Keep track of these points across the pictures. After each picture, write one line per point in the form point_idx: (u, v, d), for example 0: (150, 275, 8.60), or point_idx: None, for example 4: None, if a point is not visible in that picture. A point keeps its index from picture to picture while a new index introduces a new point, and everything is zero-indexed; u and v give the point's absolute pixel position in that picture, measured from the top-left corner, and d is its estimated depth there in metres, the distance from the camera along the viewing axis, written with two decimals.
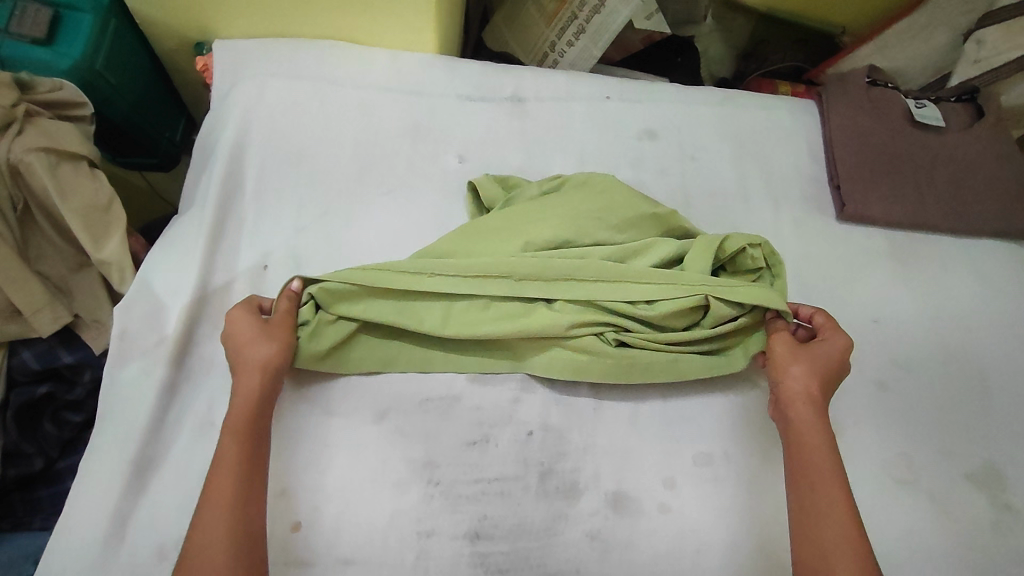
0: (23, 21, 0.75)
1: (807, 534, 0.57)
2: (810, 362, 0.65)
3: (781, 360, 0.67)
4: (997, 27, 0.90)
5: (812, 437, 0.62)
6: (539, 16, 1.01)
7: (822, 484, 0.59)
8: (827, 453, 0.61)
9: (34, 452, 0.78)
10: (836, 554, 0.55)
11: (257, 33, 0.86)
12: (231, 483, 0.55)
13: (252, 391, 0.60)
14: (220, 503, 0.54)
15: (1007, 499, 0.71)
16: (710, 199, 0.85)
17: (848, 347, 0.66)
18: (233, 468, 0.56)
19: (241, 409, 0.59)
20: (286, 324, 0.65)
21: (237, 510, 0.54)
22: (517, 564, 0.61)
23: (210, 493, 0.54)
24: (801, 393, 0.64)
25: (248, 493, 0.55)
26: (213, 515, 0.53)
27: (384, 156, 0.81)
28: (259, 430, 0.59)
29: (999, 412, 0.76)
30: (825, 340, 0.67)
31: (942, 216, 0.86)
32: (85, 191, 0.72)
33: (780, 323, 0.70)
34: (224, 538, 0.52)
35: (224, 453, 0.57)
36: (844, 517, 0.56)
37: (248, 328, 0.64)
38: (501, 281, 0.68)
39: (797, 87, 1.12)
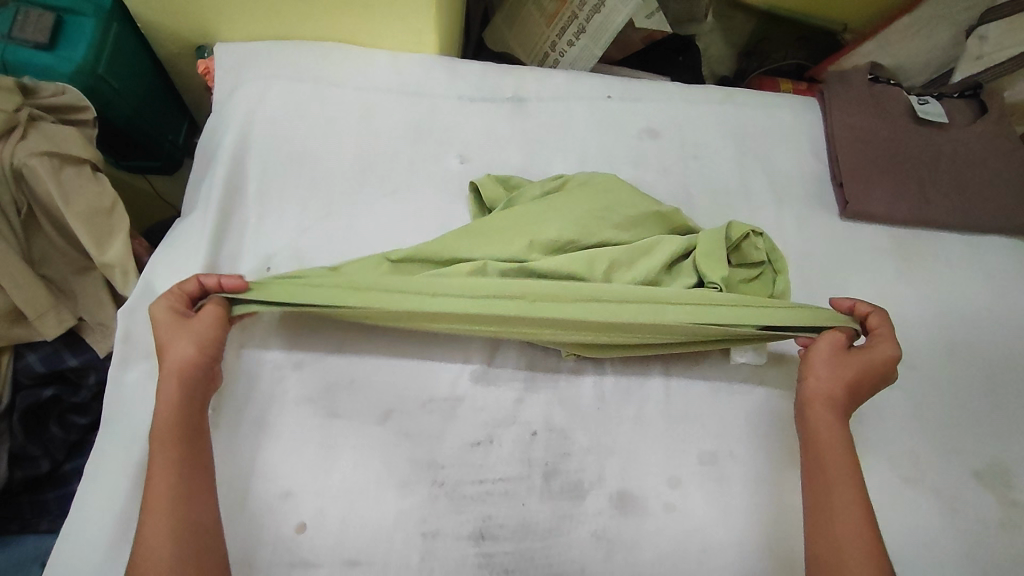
0: (26, 27, 0.75)
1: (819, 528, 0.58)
2: (846, 365, 0.65)
3: (815, 359, 0.66)
4: (1001, 22, 0.91)
5: (831, 435, 0.62)
6: (539, 16, 1.02)
7: (836, 482, 0.59)
8: (845, 454, 0.61)
9: (41, 454, 0.78)
10: (846, 551, 0.55)
11: (258, 36, 0.86)
12: (163, 493, 0.55)
13: (173, 393, 0.59)
14: (157, 514, 0.54)
15: (1014, 497, 0.71)
16: (712, 197, 0.85)
17: (895, 358, 0.65)
18: (166, 477, 0.56)
19: (166, 412, 0.58)
20: (211, 320, 0.63)
21: (179, 518, 0.54)
22: (522, 564, 0.61)
23: (148, 505, 0.55)
24: (826, 393, 0.64)
25: (184, 502, 0.55)
26: (153, 527, 0.54)
27: (385, 157, 0.81)
28: (187, 430, 0.58)
29: (1004, 409, 0.76)
30: (876, 348, 0.66)
31: (945, 212, 0.85)
32: (87, 195, 0.72)
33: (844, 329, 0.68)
34: (165, 547, 0.53)
35: (154, 460, 0.56)
36: (857, 515, 0.57)
37: (170, 330, 0.62)
38: (511, 300, 0.66)
39: (799, 85, 1.12)
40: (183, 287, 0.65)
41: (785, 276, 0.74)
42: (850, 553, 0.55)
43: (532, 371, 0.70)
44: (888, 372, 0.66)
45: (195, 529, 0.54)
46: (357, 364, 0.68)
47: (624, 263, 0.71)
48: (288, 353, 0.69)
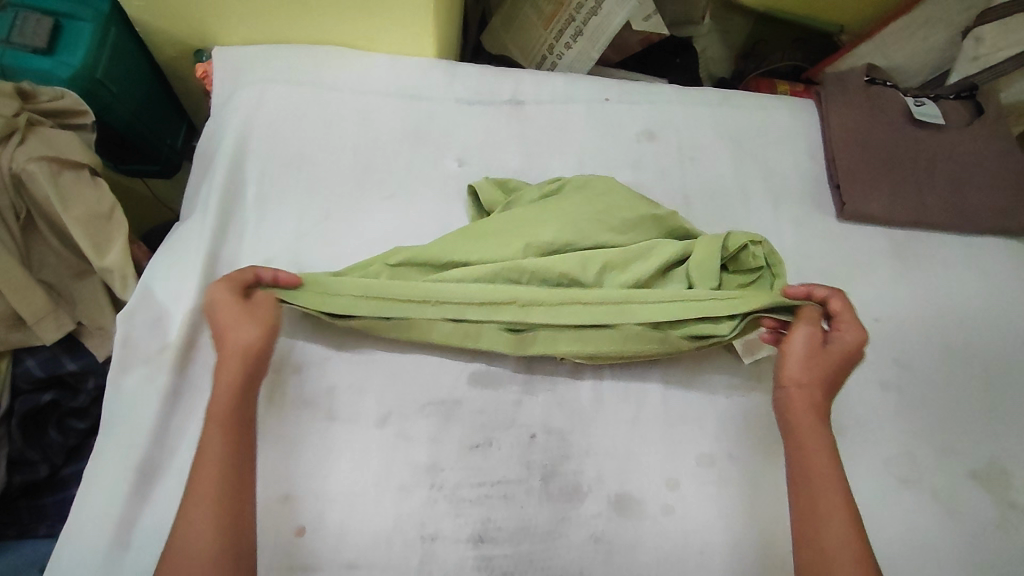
0: (24, 31, 0.75)
1: (806, 533, 0.57)
2: (821, 362, 0.65)
3: (792, 358, 0.65)
4: (997, 23, 0.91)
5: (813, 438, 0.61)
6: (536, 19, 1.02)
7: (822, 484, 0.59)
8: (829, 456, 0.60)
9: (39, 459, 0.78)
10: (834, 555, 0.55)
11: (256, 40, 0.86)
12: (212, 472, 0.54)
13: (235, 376, 0.60)
14: (203, 493, 0.53)
15: (1011, 498, 0.71)
16: (710, 200, 0.86)
17: (865, 340, 0.65)
18: (217, 458, 0.55)
19: (224, 394, 0.59)
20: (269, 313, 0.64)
21: (225, 500, 0.54)
22: (521, 566, 0.61)
23: (193, 483, 0.54)
24: (805, 394, 0.64)
25: (231, 484, 0.55)
26: (197, 505, 0.53)
27: (384, 160, 0.81)
28: (241, 415, 0.59)
29: (1001, 410, 0.76)
30: (846, 341, 0.65)
31: (940, 213, 0.86)
32: (86, 199, 0.73)
33: (810, 311, 0.67)
34: (207, 530, 0.52)
35: (207, 439, 0.56)
36: (842, 518, 0.57)
37: (230, 312, 0.62)
38: (507, 303, 0.68)
39: (796, 87, 1.12)
40: (240, 274, 0.65)
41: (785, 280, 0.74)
42: (837, 558, 0.55)
43: (530, 374, 0.70)
44: (856, 356, 0.66)
45: (239, 516, 0.54)
46: (356, 368, 0.69)
47: (618, 265, 0.72)
48: (286, 356, 0.69)
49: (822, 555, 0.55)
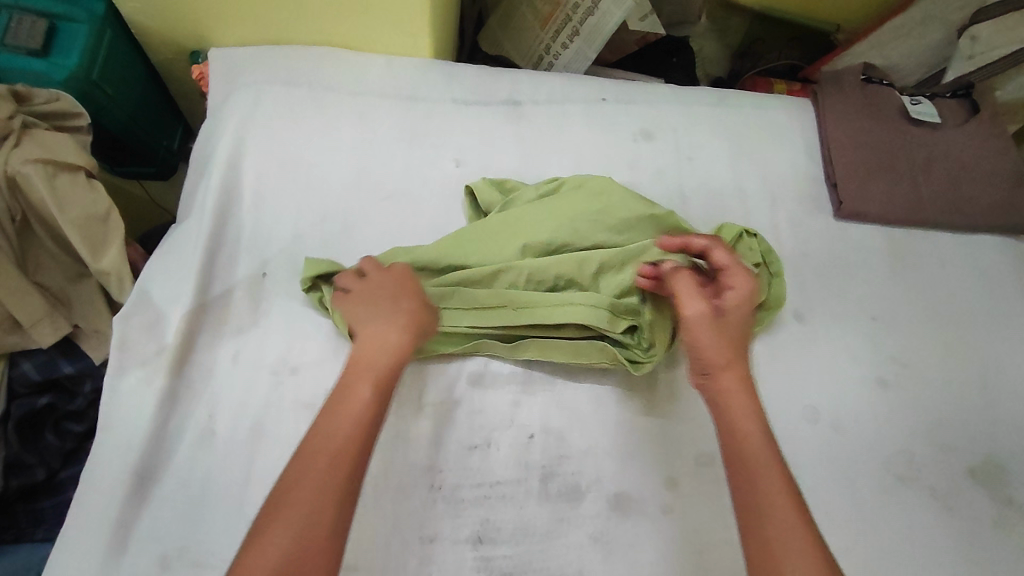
0: (19, 33, 0.75)
1: (751, 519, 0.52)
2: (729, 327, 0.62)
3: (695, 329, 0.62)
4: (992, 22, 0.90)
5: (747, 418, 0.57)
6: (533, 19, 1.02)
7: (762, 466, 0.54)
8: (766, 436, 0.56)
9: (36, 462, 0.78)
10: (782, 542, 0.50)
11: (252, 41, 0.85)
12: (343, 428, 0.55)
13: (391, 351, 0.61)
14: (327, 442, 0.54)
15: (1009, 495, 0.71)
16: (708, 199, 0.86)
17: (754, 288, 0.65)
18: (351, 417, 0.56)
19: (377, 364, 0.60)
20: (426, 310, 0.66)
21: (342, 460, 0.53)
22: (521, 566, 0.61)
23: (323, 429, 0.55)
24: (729, 366, 0.60)
25: (354, 447, 0.54)
26: (318, 456, 0.53)
27: (381, 161, 0.81)
28: (386, 391, 0.59)
29: (999, 407, 0.76)
30: (739, 300, 0.65)
31: (938, 211, 0.86)
32: (82, 201, 0.72)
33: (687, 279, 0.64)
34: (319, 482, 0.51)
35: (349, 394, 0.57)
36: (787, 506, 0.52)
37: (383, 296, 0.65)
38: (499, 308, 0.69)
39: (792, 86, 1.12)
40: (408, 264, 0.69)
41: (780, 279, 0.76)
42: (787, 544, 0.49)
43: (528, 373, 0.70)
44: (752, 305, 0.65)
45: (350, 483, 0.52)
46: None
47: (614, 265, 0.71)
48: (285, 358, 0.69)
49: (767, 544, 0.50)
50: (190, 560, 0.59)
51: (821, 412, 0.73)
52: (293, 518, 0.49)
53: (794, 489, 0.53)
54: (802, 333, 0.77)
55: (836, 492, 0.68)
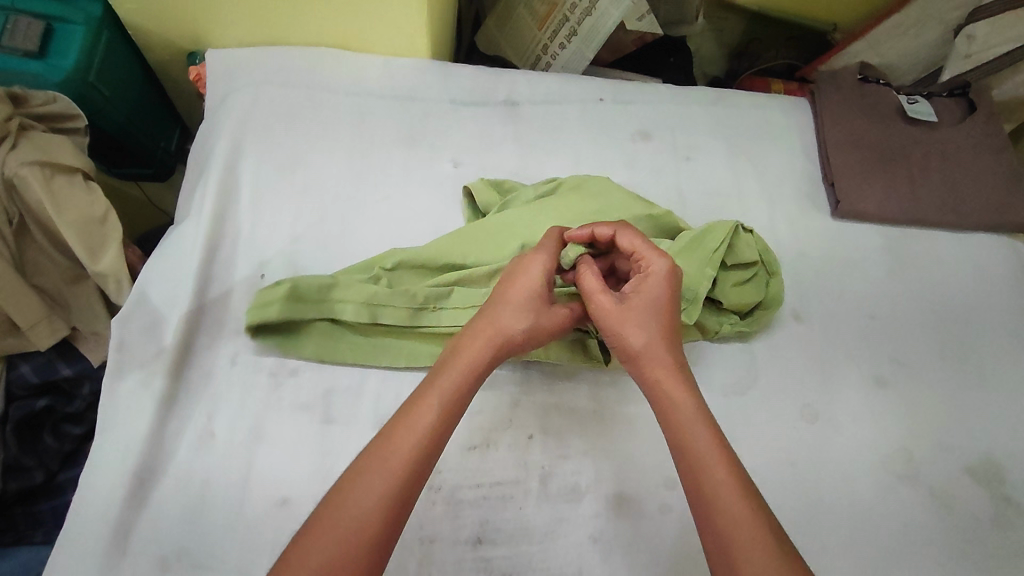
0: (15, 35, 0.75)
1: (702, 513, 0.50)
2: (639, 313, 0.60)
3: (612, 326, 0.60)
4: (988, 21, 0.90)
5: (683, 404, 0.55)
6: (530, 19, 1.02)
7: (704, 454, 0.52)
8: (704, 422, 0.54)
9: (34, 465, 0.78)
10: (733, 534, 0.48)
11: (249, 42, 0.85)
12: (417, 438, 0.51)
13: (481, 357, 0.57)
14: (396, 453, 0.50)
15: (1006, 493, 0.72)
16: (705, 199, 0.86)
17: (668, 265, 0.61)
18: (426, 429, 0.51)
19: (461, 371, 0.55)
20: (558, 311, 0.62)
21: (408, 478, 0.49)
22: (520, 567, 0.62)
23: (395, 434, 0.51)
24: (653, 352, 0.58)
25: (421, 463, 0.50)
26: (383, 466, 0.49)
27: (378, 162, 0.81)
28: (464, 402, 0.54)
29: (996, 405, 0.77)
30: (648, 281, 0.61)
31: (934, 210, 0.86)
32: (80, 204, 0.72)
33: (591, 280, 0.63)
34: (380, 495, 0.48)
35: (426, 399, 0.53)
36: (732, 490, 0.50)
37: (524, 286, 0.61)
38: None
39: (789, 85, 1.12)
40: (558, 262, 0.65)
41: (779, 277, 0.76)
42: (742, 537, 0.48)
43: (527, 374, 0.70)
44: (673, 283, 0.61)
45: (407, 500, 0.49)
46: (353, 370, 0.69)
47: None
48: (283, 360, 0.69)
49: (721, 537, 0.48)
50: (189, 562, 0.59)
51: (819, 411, 0.73)
52: (343, 532, 0.46)
53: (741, 476, 0.51)
54: (799, 332, 0.78)
55: (834, 491, 0.69)
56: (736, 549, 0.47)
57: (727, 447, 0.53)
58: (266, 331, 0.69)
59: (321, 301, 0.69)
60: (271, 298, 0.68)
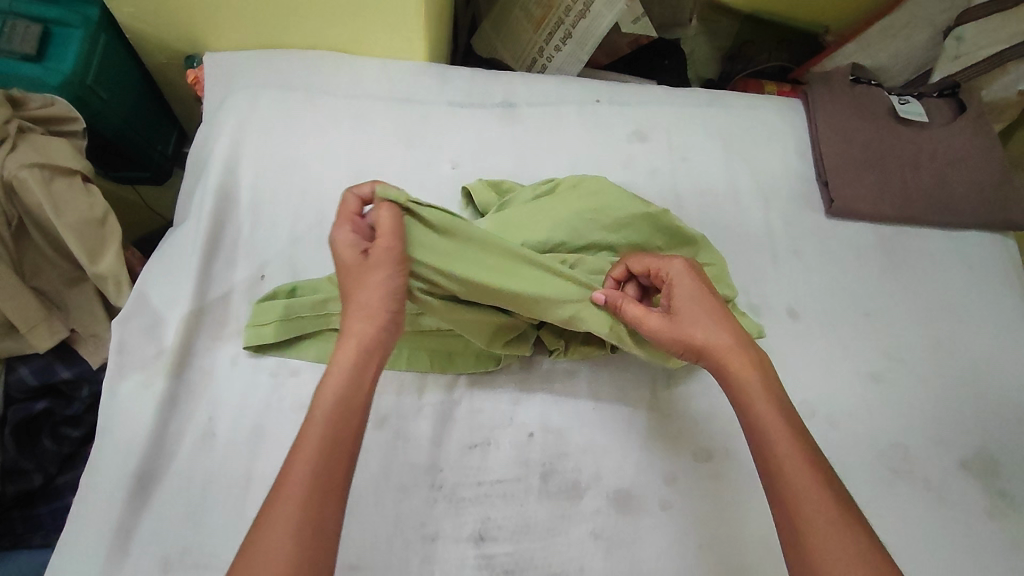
0: (13, 37, 0.75)
1: (780, 502, 0.51)
2: (688, 312, 0.60)
3: (673, 330, 0.60)
4: (976, 23, 0.93)
5: (759, 397, 0.55)
6: (527, 23, 1.03)
7: (784, 446, 0.52)
8: (778, 406, 0.55)
9: (33, 468, 0.77)
10: (812, 524, 0.48)
11: (247, 45, 0.85)
12: (310, 462, 0.47)
13: (350, 358, 0.52)
14: (292, 489, 0.46)
15: (1000, 486, 0.73)
16: (701, 199, 0.87)
17: (690, 268, 0.63)
18: (314, 451, 0.48)
19: (339, 381, 0.51)
20: (380, 252, 0.56)
21: (312, 507, 0.46)
22: (521, 564, 0.62)
23: (287, 467, 0.47)
24: (719, 347, 0.58)
25: (321, 486, 0.47)
26: (286, 501, 0.46)
27: (377, 163, 0.82)
28: (354, 409, 0.51)
29: (988, 401, 0.78)
30: (674, 284, 0.62)
31: (927, 209, 0.87)
32: (77, 205, 0.72)
33: (632, 309, 0.63)
34: (289, 535, 0.44)
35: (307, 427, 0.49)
36: (817, 490, 0.50)
37: (351, 265, 0.55)
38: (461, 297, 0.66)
39: (783, 87, 1.13)
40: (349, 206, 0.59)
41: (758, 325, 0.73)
42: (824, 530, 0.48)
43: (526, 373, 0.70)
44: (701, 280, 0.62)
45: (321, 524, 0.46)
46: None
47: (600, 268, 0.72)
48: (284, 361, 0.69)
49: (799, 528, 0.49)
50: (191, 562, 0.59)
51: (816, 408, 0.74)
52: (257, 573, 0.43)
53: (817, 457, 0.52)
54: (796, 329, 0.79)
55: None
56: (820, 553, 0.47)
57: (799, 429, 0.54)
58: (261, 342, 0.68)
59: (317, 308, 0.69)
60: (271, 309, 0.68)
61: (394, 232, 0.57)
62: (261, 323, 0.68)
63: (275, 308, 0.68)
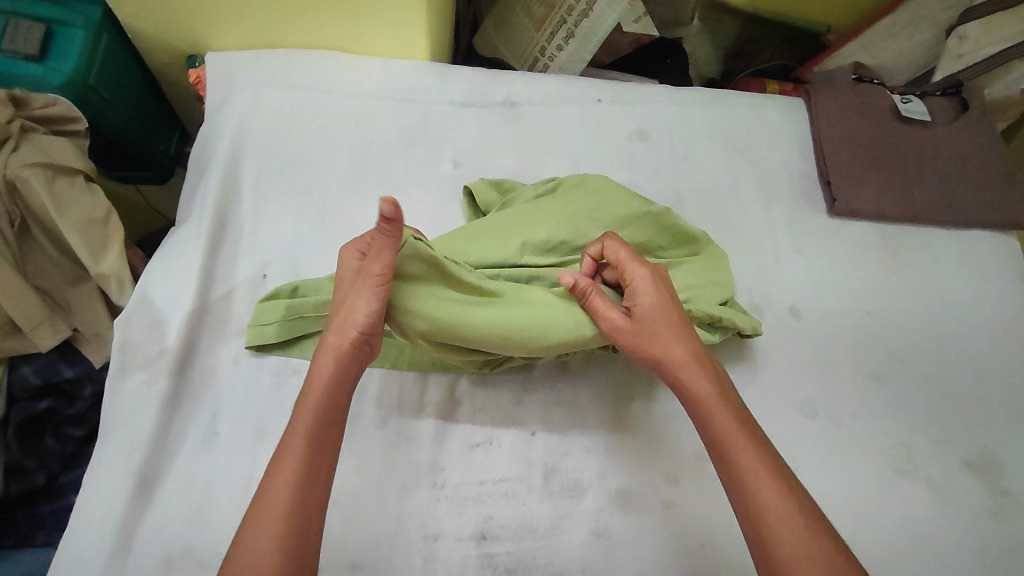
0: (15, 37, 0.75)
1: (744, 512, 0.52)
2: (648, 325, 0.61)
3: (635, 338, 0.60)
4: (978, 22, 0.92)
5: (714, 404, 0.57)
6: (528, 22, 1.02)
7: (745, 456, 0.54)
8: (736, 417, 0.56)
9: (36, 466, 0.78)
10: (777, 531, 0.50)
11: (248, 45, 0.85)
12: (291, 475, 0.50)
13: (329, 376, 0.55)
14: (276, 500, 0.49)
15: (1004, 486, 0.72)
16: (703, 198, 0.87)
17: (654, 274, 0.62)
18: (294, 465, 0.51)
19: (315, 398, 0.54)
20: (368, 277, 0.56)
21: (294, 514, 0.49)
22: (523, 563, 0.62)
23: (270, 480, 0.50)
24: (677, 360, 0.59)
25: (303, 496, 0.50)
26: (269, 511, 0.49)
27: (378, 163, 0.82)
28: (332, 422, 0.54)
29: (991, 401, 0.77)
30: (636, 294, 0.62)
31: (930, 208, 0.87)
32: (80, 205, 0.73)
33: (598, 303, 0.62)
34: (274, 543, 0.47)
35: (289, 440, 0.52)
36: (774, 491, 0.52)
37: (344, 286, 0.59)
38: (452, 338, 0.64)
39: (785, 86, 1.13)
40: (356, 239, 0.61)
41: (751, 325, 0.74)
42: (787, 537, 0.49)
43: (528, 372, 0.70)
44: (664, 287, 0.62)
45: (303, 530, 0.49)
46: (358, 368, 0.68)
47: None
48: (286, 360, 0.69)
49: (762, 533, 0.50)
50: (193, 561, 0.60)
51: (819, 407, 0.74)
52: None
53: (777, 465, 0.54)
54: (798, 328, 0.78)
55: (834, 485, 0.69)
56: (782, 556, 0.49)
57: (760, 438, 0.55)
58: (265, 341, 0.68)
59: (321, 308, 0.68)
60: (275, 310, 0.68)
61: (386, 253, 0.56)
62: (267, 322, 0.68)
63: (279, 308, 0.68)
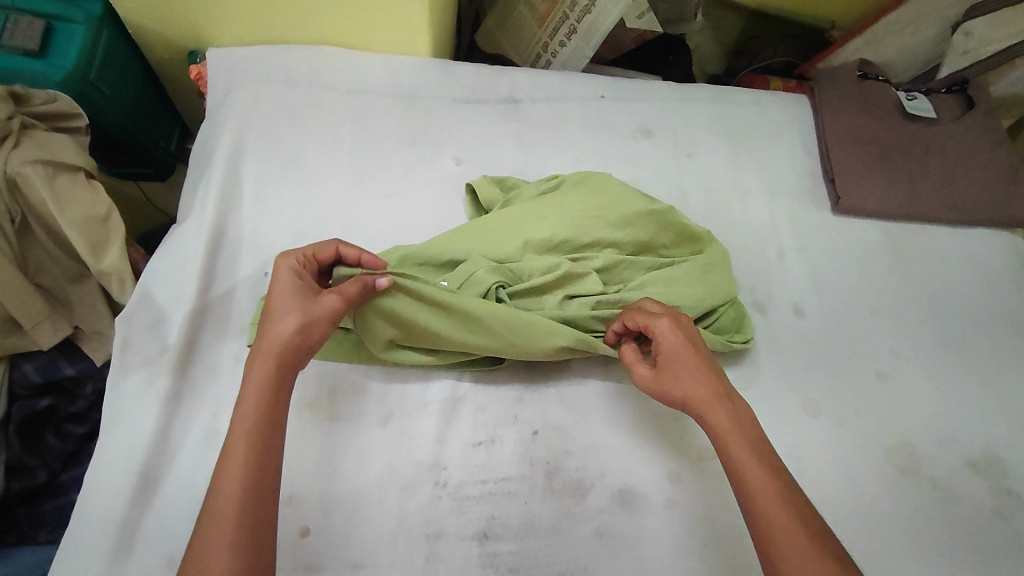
0: (15, 33, 0.74)
1: (758, 537, 0.51)
2: (668, 370, 0.60)
3: (660, 382, 0.60)
4: (984, 19, 0.90)
5: (730, 433, 0.56)
6: (531, 17, 1.02)
7: (763, 489, 0.52)
8: (756, 451, 0.55)
9: (38, 465, 0.77)
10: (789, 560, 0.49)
11: (250, 41, 0.85)
12: (237, 478, 0.49)
13: (264, 376, 0.54)
14: (222, 504, 0.48)
15: (1008, 485, 0.72)
16: (707, 196, 0.86)
17: (674, 324, 0.62)
18: (239, 467, 0.50)
19: (253, 398, 0.53)
20: (332, 301, 0.58)
21: (241, 516, 0.48)
22: (526, 563, 0.62)
23: (216, 482, 0.49)
24: (695, 397, 0.58)
25: (254, 497, 0.49)
26: (219, 512, 0.48)
27: (379, 159, 0.81)
28: (274, 419, 0.53)
29: (997, 401, 0.77)
30: (659, 342, 0.61)
31: (933, 206, 0.86)
32: (81, 202, 0.72)
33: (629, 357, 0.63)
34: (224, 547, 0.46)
35: (230, 441, 0.51)
36: (788, 517, 0.50)
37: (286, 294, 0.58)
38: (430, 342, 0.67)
39: (787, 83, 1.13)
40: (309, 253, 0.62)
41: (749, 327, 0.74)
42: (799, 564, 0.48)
43: (530, 372, 0.70)
44: (685, 337, 0.61)
45: (254, 532, 0.48)
46: (359, 368, 0.68)
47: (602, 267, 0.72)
48: None
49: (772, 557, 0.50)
50: None
51: (822, 406, 0.73)
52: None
53: (793, 493, 0.52)
54: (801, 327, 0.78)
55: (838, 485, 0.69)
56: None
57: (780, 469, 0.54)
58: None
59: None
60: None
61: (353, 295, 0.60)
62: None
63: None
